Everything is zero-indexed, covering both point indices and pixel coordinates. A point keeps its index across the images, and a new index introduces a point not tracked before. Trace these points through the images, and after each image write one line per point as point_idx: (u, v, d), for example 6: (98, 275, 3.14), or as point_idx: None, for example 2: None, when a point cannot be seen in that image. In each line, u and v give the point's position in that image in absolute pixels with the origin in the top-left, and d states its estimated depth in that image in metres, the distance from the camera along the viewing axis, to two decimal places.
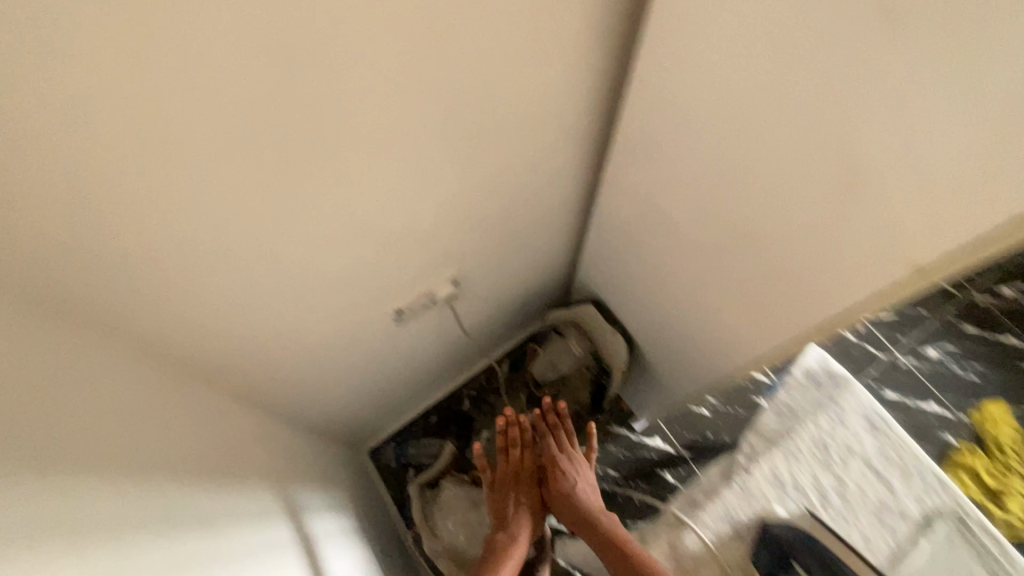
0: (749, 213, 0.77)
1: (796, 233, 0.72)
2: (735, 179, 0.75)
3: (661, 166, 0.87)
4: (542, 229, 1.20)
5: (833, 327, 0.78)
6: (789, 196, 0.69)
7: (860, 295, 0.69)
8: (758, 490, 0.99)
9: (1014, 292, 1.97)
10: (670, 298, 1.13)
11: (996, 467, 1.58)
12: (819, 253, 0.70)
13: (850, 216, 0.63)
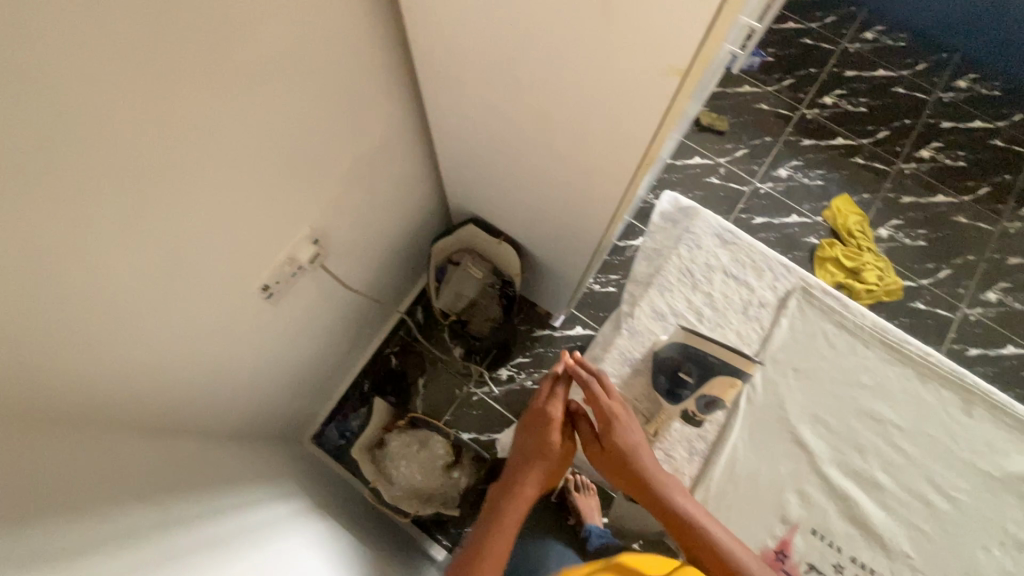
0: (560, 73, 0.76)
1: (601, 75, 0.72)
2: (532, 43, 0.73)
3: (466, 52, 0.84)
4: (392, 164, 1.15)
5: (651, 154, 0.81)
6: (582, 40, 0.68)
7: (663, 120, 0.73)
8: (646, 326, 1.16)
9: (834, 99, 2.15)
10: (529, 195, 1.15)
11: (852, 250, 1.91)
12: (629, 88, 0.72)
13: (642, 33, 0.63)
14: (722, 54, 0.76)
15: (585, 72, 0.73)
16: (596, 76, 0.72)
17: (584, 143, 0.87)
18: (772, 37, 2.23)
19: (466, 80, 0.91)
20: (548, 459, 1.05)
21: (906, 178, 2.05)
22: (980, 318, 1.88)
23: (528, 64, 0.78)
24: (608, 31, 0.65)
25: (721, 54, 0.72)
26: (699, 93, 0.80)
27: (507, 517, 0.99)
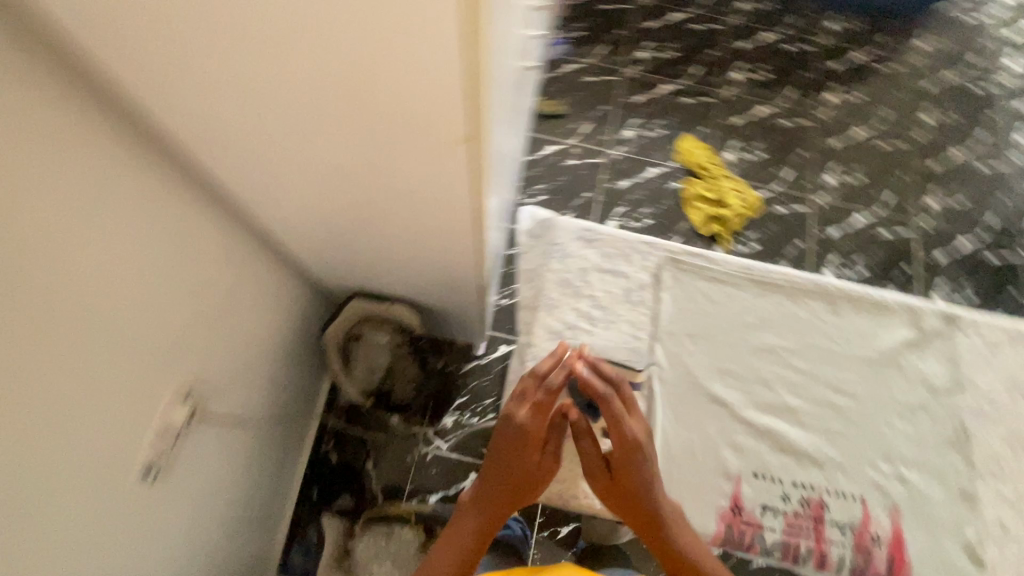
0: (362, 147, 0.78)
1: (398, 142, 0.75)
2: (321, 126, 0.74)
3: (268, 151, 0.83)
4: (238, 273, 1.08)
5: (479, 199, 0.86)
6: (366, 115, 0.71)
7: (472, 143, 0.72)
8: None
9: (646, 52, 2.30)
10: (392, 256, 1.13)
11: (710, 182, 2.07)
12: (430, 150, 0.75)
13: (414, 101, 0.66)
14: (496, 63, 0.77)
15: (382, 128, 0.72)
16: (395, 139, 0.74)
17: (416, 194, 0.86)
18: (573, 13, 2.33)
19: (275, 165, 0.86)
20: (526, 476, 1.12)
21: (729, 102, 2.24)
22: (828, 201, 2.11)
23: (327, 134, 0.76)
24: (385, 103, 0.67)
25: (494, 64, 0.73)
26: (493, 102, 0.81)
27: (469, 530, 1.08)
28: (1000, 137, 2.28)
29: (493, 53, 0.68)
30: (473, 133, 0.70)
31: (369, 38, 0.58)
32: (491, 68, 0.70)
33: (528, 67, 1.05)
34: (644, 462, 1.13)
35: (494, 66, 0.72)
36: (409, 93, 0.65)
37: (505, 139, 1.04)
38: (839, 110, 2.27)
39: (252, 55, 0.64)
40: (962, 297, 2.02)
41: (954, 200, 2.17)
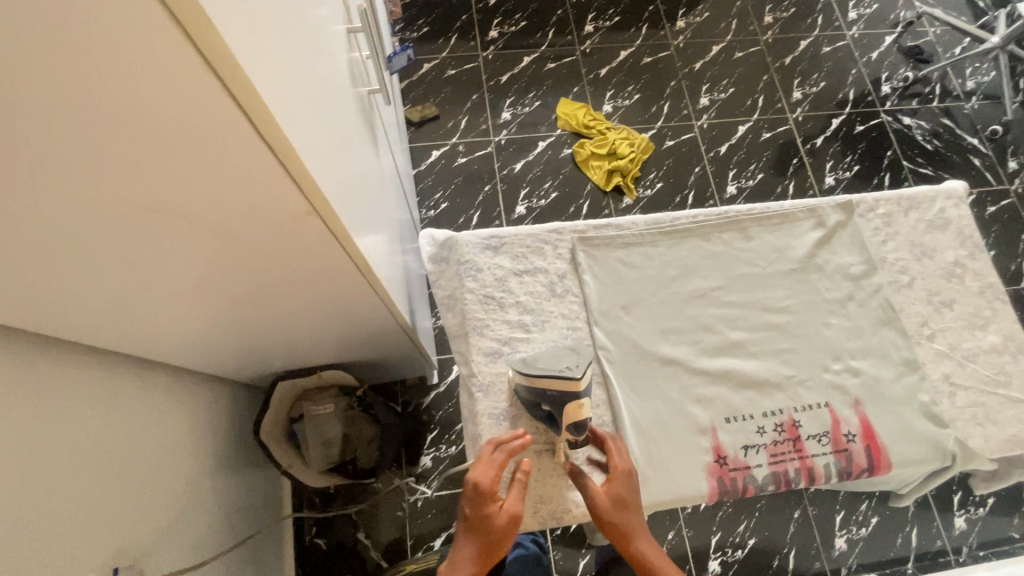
0: (219, 268, 0.70)
1: (255, 250, 0.68)
2: (163, 266, 0.65)
3: (115, 308, 0.73)
4: (130, 408, 0.96)
5: (367, 269, 0.81)
6: (206, 240, 0.63)
7: (319, 215, 0.63)
8: (492, 377, 0.90)
9: (498, 30, 2.25)
10: (300, 334, 1.03)
11: (598, 138, 2.07)
12: (293, 246, 0.69)
13: (251, 213, 0.59)
14: (313, 114, 0.67)
15: (223, 236, 0.63)
16: (250, 249, 0.67)
17: (291, 277, 0.77)
18: (414, 11, 2.25)
19: (117, 312, 0.74)
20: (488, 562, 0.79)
21: (591, 55, 2.25)
22: (710, 122, 2.18)
23: (159, 262, 0.65)
24: (219, 224, 0.60)
25: (306, 117, 0.63)
26: (328, 154, 0.71)
27: None
28: (837, 16, 2.43)
29: (298, 113, 0.59)
30: (332, 219, 0.65)
31: (167, 177, 0.51)
32: (304, 128, 0.61)
33: (372, 89, 0.95)
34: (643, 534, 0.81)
35: (307, 122, 0.63)
36: (234, 200, 0.56)
37: (369, 173, 0.95)
38: (692, 33, 2.33)
39: (30, 236, 0.53)
40: (847, 171, 2.17)
41: (815, 87, 2.30)
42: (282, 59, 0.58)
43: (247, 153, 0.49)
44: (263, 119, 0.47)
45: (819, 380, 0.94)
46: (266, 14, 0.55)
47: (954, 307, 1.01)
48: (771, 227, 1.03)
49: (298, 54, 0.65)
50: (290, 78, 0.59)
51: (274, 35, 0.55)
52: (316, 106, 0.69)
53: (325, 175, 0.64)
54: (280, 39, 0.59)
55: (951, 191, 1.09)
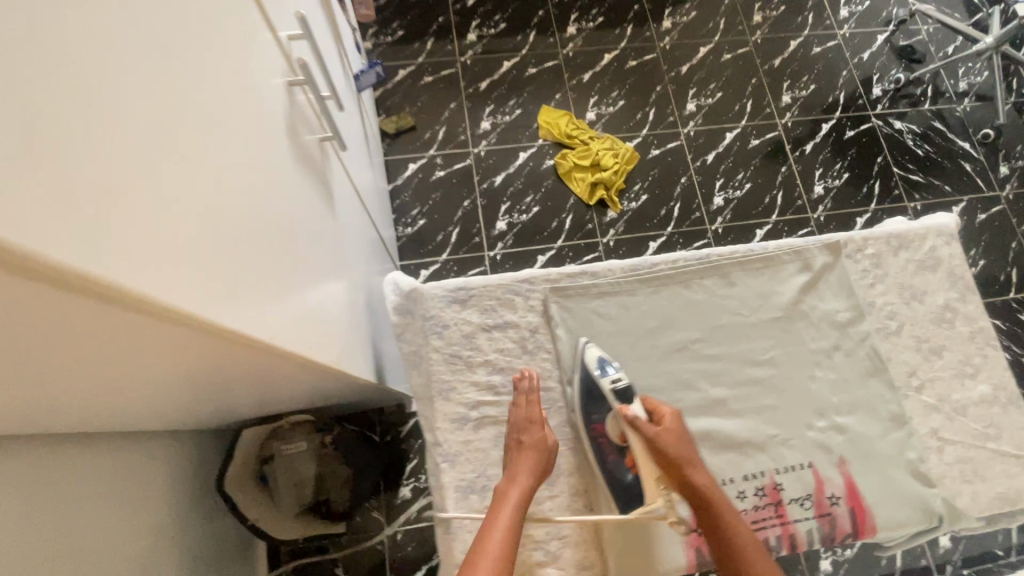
0: (153, 386, 0.64)
1: (188, 372, 0.62)
2: (89, 395, 0.60)
3: (42, 421, 0.67)
4: (84, 483, 0.90)
5: (317, 360, 0.76)
6: (130, 377, 0.57)
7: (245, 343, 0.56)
8: (457, 444, 0.85)
9: (476, 32, 2.15)
10: (258, 396, 0.96)
11: (581, 149, 2.00)
12: (230, 366, 0.64)
13: (174, 358, 0.54)
14: (248, 213, 0.59)
15: (150, 371, 0.57)
16: (184, 372, 0.62)
17: (236, 378, 0.72)
18: (389, 13, 2.14)
19: (46, 422, 0.67)
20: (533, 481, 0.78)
21: (574, 59, 2.16)
22: (696, 129, 2.11)
23: (85, 394, 0.59)
24: (143, 365, 0.54)
25: (233, 227, 0.55)
26: (265, 251, 0.63)
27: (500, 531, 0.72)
28: (828, 15, 2.35)
29: (215, 239, 0.50)
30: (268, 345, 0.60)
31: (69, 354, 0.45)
32: (225, 250, 0.52)
33: (325, 139, 0.86)
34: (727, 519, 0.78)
35: (233, 234, 0.55)
36: (152, 354, 0.51)
37: (326, 234, 0.86)
38: (679, 34, 2.24)
39: None
40: (837, 179, 2.12)
41: (805, 90, 2.23)
42: (201, 173, 0.49)
43: (155, 333, 0.44)
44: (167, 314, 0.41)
45: (802, 439, 0.90)
46: (171, 129, 0.46)
47: (943, 355, 0.96)
48: (755, 271, 0.98)
49: (236, 161, 0.57)
50: (209, 192, 0.50)
51: (181, 156, 0.46)
52: (253, 199, 0.61)
53: (250, 295, 0.56)
54: (197, 147, 0.50)
55: (943, 227, 1.04)
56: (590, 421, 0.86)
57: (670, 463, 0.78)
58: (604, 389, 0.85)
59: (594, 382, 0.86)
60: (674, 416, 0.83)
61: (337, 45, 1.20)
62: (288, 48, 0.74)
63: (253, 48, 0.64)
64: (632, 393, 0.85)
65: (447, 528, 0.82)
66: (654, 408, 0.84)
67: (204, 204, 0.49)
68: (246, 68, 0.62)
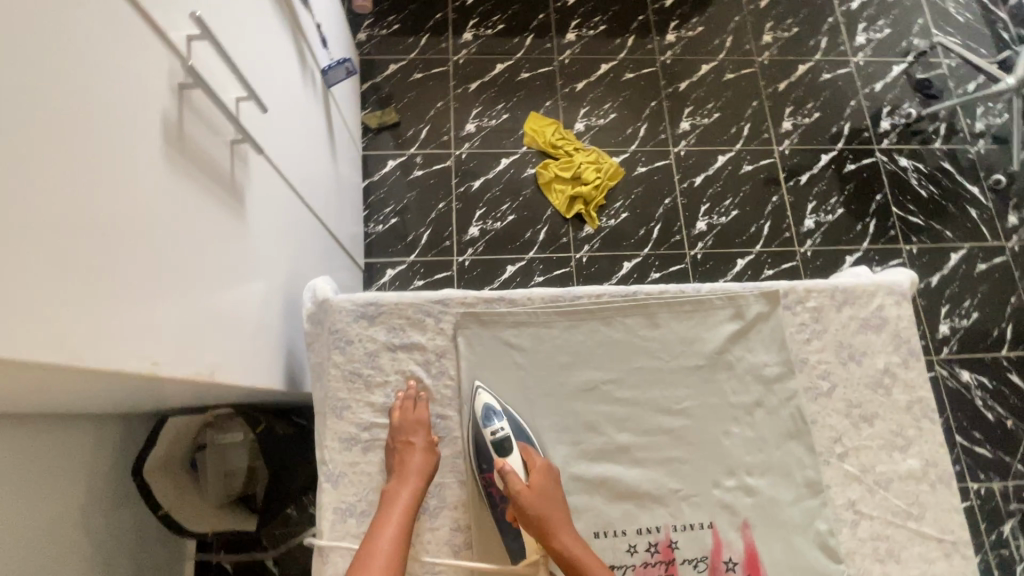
0: (15, 390, 0.63)
1: (47, 383, 0.61)
2: None
3: None
4: (6, 454, 0.92)
5: (205, 376, 0.75)
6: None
7: (76, 363, 0.53)
8: (343, 466, 0.83)
9: (473, 32, 2.11)
10: (167, 394, 0.95)
11: (564, 160, 1.95)
12: (93, 381, 0.62)
13: (10, 374, 0.53)
14: (91, 223, 0.55)
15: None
16: (42, 383, 0.61)
17: (115, 387, 0.71)
18: (386, 5, 2.11)
19: None
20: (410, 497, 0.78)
21: (570, 67, 2.10)
22: (688, 149, 2.04)
23: None
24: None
25: (59, 238, 0.51)
26: (118, 263, 0.58)
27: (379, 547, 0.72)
28: (842, 41, 2.25)
29: (14, 252, 0.46)
30: (121, 368, 0.58)
31: None
32: (37, 266, 0.48)
33: (234, 141, 0.83)
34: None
35: (55, 246, 0.50)
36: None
37: (229, 240, 0.82)
38: (682, 49, 2.17)
39: None
40: (830, 214, 2.03)
41: (808, 117, 2.14)
42: (24, 191, 0.47)
43: None
44: None
45: (707, 497, 0.85)
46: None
47: (874, 422, 0.91)
48: (683, 314, 0.93)
49: (96, 176, 0.56)
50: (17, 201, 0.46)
51: None
52: (115, 213, 0.58)
53: (83, 312, 0.53)
54: (11, 152, 0.46)
55: (896, 286, 0.97)
56: (480, 472, 0.84)
57: (534, 523, 0.77)
58: (486, 442, 0.83)
59: (480, 433, 0.84)
60: (545, 467, 0.82)
61: (295, 39, 1.17)
62: (185, 47, 0.71)
63: (126, 45, 0.61)
64: (511, 445, 0.82)
65: (321, 549, 0.80)
66: (529, 460, 0.82)
67: (30, 229, 0.47)
68: (125, 76, 0.61)
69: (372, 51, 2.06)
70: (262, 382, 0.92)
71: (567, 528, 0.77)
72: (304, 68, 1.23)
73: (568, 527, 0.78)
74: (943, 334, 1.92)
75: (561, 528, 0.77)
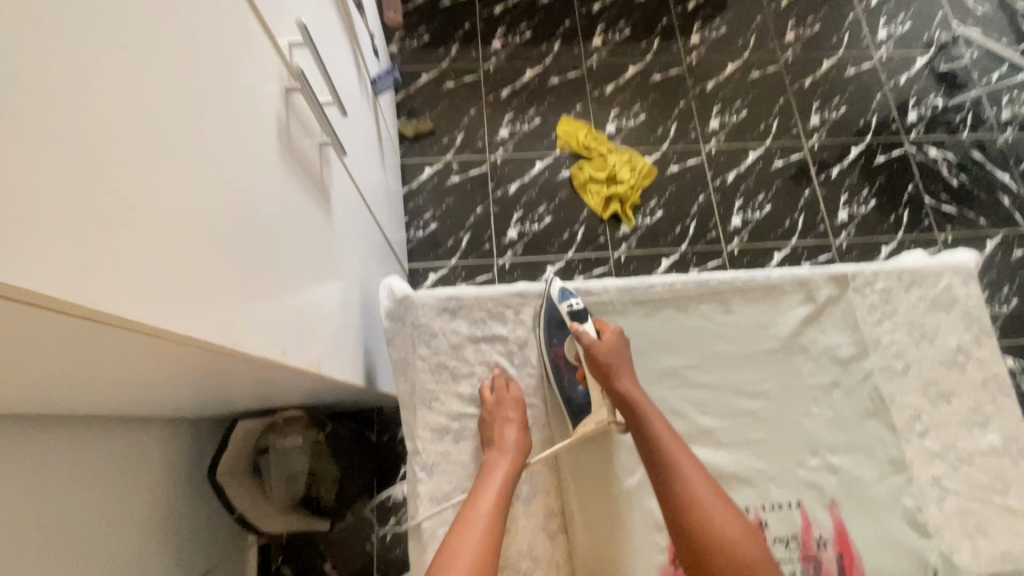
0: (146, 376, 0.69)
1: (175, 368, 0.67)
2: (86, 381, 0.65)
3: (48, 402, 0.74)
4: (96, 456, 0.97)
5: (305, 366, 0.79)
6: (121, 368, 0.62)
7: (212, 345, 0.58)
8: (434, 456, 0.86)
9: (502, 40, 2.15)
10: (255, 391, 1.00)
11: (598, 161, 1.98)
12: (215, 364, 0.68)
13: (155, 356, 0.58)
14: (220, 215, 0.59)
15: (135, 365, 0.62)
16: (171, 368, 0.66)
17: (227, 374, 0.76)
18: (417, 17, 2.16)
19: (54, 402, 0.74)
20: (508, 469, 0.81)
21: (598, 71, 2.14)
22: (718, 147, 2.07)
23: (83, 380, 0.65)
24: (127, 361, 0.59)
25: (199, 228, 0.55)
26: (238, 252, 0.63)
27: (478, 507, 0.76)
28: (864, 36, 2.28)
29: (164, 235, 0.50)
30: (245, 352, 0.63)
31: (52, 350, 0.50)
32: (184, 252, 0.53)
33: (322, 143, 0.87)
34: (676, 445, 0.79)
35: (192, 232, 0.54)
36: (133, 352, 0.55)
37: (320, 238, 0.87)
38: (706, 50, 2.21)
39: None
40: (863, 206, 2.04)
41: (835, 112, 2.17)
42: (176, 184, 0.52)
43: (122, 338, 0.48)
44: (123, 322, 0.45)
45: (792, 477, 0.86)
46: (128, 124, 0.46)
47: (951, 400, 0.92)
48: (755, 299, 0.95)
49: (224, 171, 0.61)
50: (167, 190, 0.51)
51: (148, 166, 0.48)
52: (237, 206, 0.63)
53: (215, 297, 0.58)
54: (163, 149, 0.50)
55: (962, 266, 0.98)
56: (551, 344, 0.91)
57: (603, 372, 0.84)
58: (561, 313, 0.91)
59: (555, 308, 0.91)
60: (617, 332, 0.88)
61: (354, 50, 1.21)
62: (288, 53, 0.75)
63: (246, 51, 0.65)
64: (585, 315, 0.90)
65: (419, 537, 0.82)
66: (602, 326, 0.90)
67: (180, 218, 0.52)
68: (246, 80, 0.65)
69: (405, 61, 2.11)
70: (348, 380, 0.96)
71: (630, 381, 0.84)
72: (362, 77, 1.27)
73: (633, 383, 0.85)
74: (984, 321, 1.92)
75: (626, 380, 0.84)
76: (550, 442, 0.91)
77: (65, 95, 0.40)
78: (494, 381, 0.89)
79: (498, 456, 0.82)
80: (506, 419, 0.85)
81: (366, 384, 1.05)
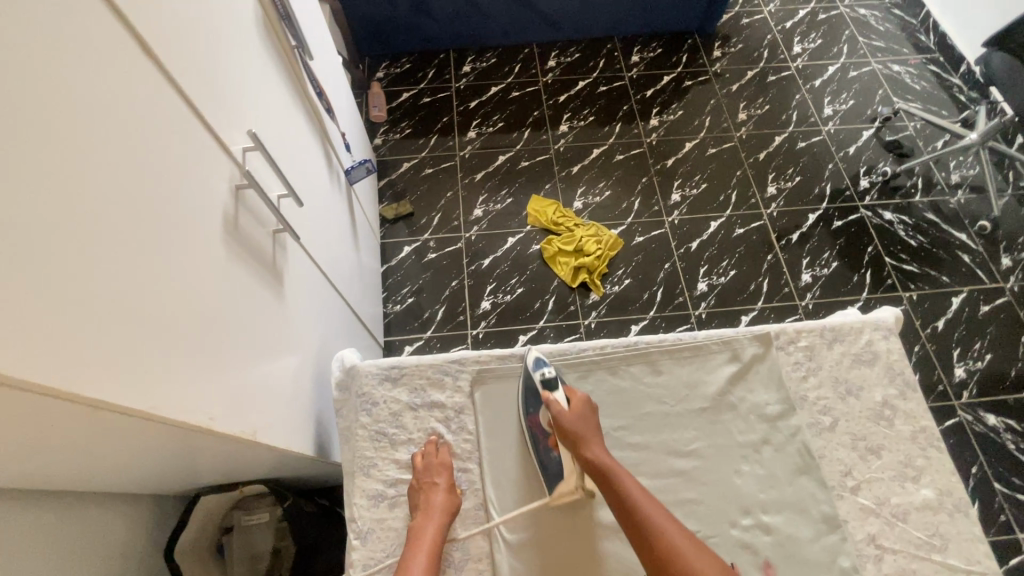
0: (94, 456, 0.74)
1: (121, 446, 0.72)
2: (36, 462, 0.70)
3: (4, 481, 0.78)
4: (71, 531, 1.03)
5: (251, 438, 0.84)
6: (67, 448, 0.67)
7: (155, 415, 0.64)
8: (370, 523, 0.91)
9: (476, 130, 2.37)
10: (214, 469, 1.04)
11: (566, 235, 2.10)
12: (161, 440, 0.73)
13: (100, 432, 0.63)
14: (169, 295, 0.68)
15: (82, 444, 0.67)
16: (116, 446, 0.71)
17: (174, 450, 0.81)
18: (400, 114, 2.40)
19: (18, 481, 0.80)
20: (434, 536, 0.85)
21: (565, 153, 2.33)
22: (681, 218, 2.19)
23: (32, 461, 0.69)
24: (74, 440, 0.64)
25: (148, 307, 0.64)
26: (187, 329, 0.71)
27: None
28: (812, 113, 2.47)
29: (114, 313, 0.58)
30: (187, 422, 0.69)
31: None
32: (131, 328, 0.61)
33: (276, 231, 0.99)
34: (642, 495, 0.83)
35: (141, 311, 0.62)
36: (77, 429, 0.60)
37: (271, 316, 0.95)
38: (665, 131, 2.40)
39: None
40: (825, 268, 2.12)
41: (790, 182, 2.30)
42: (130, 269, 0.61)
43: (66, 408, 0.54)
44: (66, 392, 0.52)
45: (725, 537, 0.87)
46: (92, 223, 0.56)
47: (881, 455, 0.93)
48: (682, 360, 1.00)
49: (177, 257, 0.70)
50: (120, 275, 0.60)
51: (104, 255, 0.57)
52: (188, 287, 0.72)
53: (158, 371, 0.65)
54: (120, 241, 0.60)
55: (881, 322, 1.03)
56: (528, 413, 1.00)
57: (570, 438, 0.90)
58: (535, 381, 0.99)
59: (530, 377, 1.00)
60: (584, 398, 0.95)
61: (324, 146, 1.37)
62: (241, 157, 0.89)
63: (202, 158, 0.78)
64: (557, 383, 0.98)
65: None
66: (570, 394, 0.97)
67: (130, 299, 0.61)
68: (200, 181, 0.77)
69: (389, 151, 2.31)
70: (301, 452, 1.02)
71: (596, 443, 0.89)
72: (332, 170, 1.43)
73: (600, 444, 0.89)
74: (960, 377, 1.92)
75: (593, 442, 0.89)
76: (484, 505, 0.94)
77: (40, 200, 0.50)
78: (427, 450, 0.95)
79: (426, 521, 0.86)
80: (432, 486, 0.89)
81: (321, 457, 1.11)
